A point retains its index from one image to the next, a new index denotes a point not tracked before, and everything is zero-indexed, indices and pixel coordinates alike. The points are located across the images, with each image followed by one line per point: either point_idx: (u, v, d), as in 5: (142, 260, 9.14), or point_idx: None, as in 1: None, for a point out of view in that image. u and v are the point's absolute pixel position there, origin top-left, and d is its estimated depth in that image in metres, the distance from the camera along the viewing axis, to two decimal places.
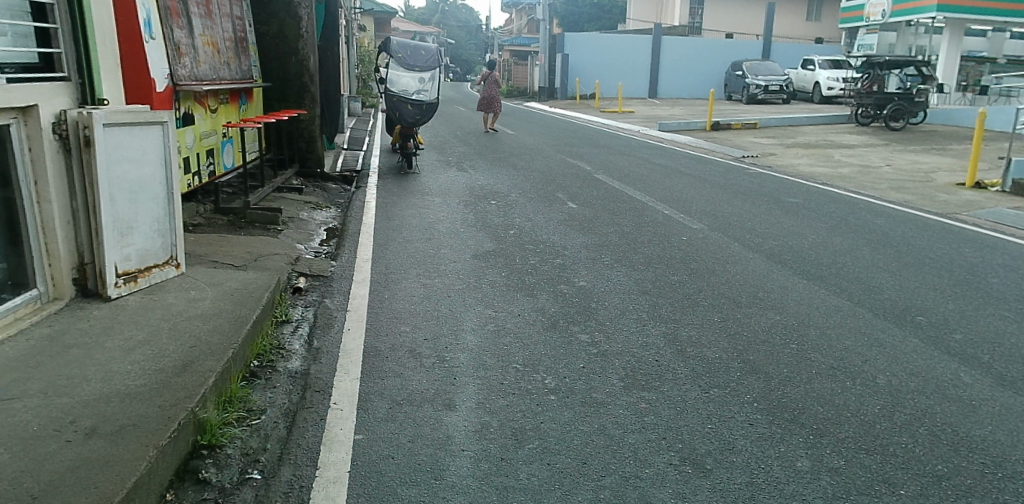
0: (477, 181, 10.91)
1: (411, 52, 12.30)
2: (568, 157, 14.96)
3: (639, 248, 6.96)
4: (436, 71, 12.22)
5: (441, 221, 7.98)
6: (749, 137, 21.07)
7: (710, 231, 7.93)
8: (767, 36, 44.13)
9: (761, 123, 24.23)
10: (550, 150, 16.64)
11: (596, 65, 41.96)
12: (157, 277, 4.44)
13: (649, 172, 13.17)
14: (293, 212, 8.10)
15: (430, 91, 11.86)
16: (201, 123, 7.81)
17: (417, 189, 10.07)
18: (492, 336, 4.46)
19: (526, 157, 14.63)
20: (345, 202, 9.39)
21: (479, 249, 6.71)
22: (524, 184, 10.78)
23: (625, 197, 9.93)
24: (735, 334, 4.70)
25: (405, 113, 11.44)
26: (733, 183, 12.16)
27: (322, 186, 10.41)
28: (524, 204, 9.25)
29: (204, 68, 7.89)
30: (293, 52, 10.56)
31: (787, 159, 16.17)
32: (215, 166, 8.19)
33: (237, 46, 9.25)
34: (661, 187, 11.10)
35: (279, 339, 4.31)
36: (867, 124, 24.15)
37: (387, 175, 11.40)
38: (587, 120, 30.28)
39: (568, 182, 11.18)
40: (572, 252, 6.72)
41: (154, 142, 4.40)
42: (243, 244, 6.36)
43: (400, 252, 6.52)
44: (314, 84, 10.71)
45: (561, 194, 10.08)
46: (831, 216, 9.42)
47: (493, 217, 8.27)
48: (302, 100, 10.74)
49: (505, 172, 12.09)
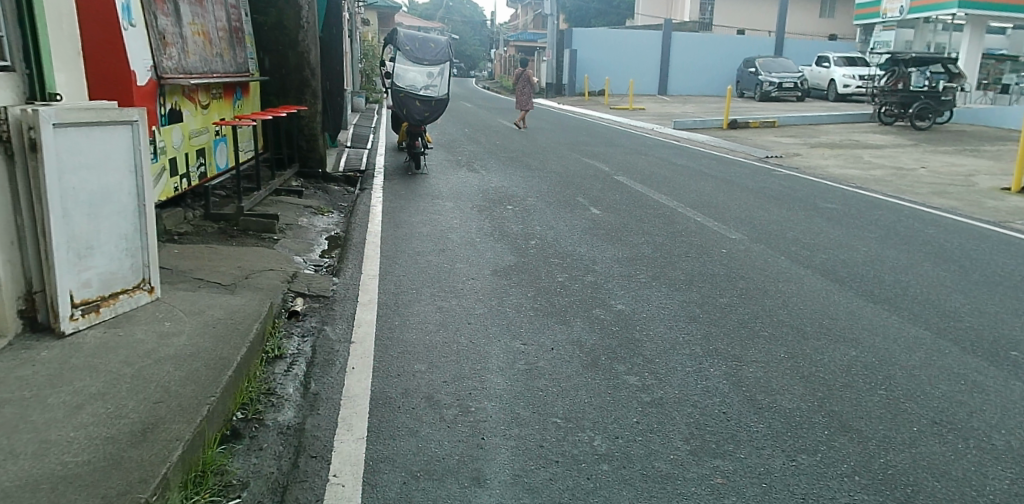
0: (491, 184, 10.20)
1: (420, 44, 11.54)
2: (584, 157, 14.22)
3: (675, 263, 6.23)
4: (446, 66, 11.44)
5: (454, 229, 7.27)
6: (769, 136, 20.28)
7: (751, 242, 7.20)
8: (779, 33, 43.24)
9: (779, 122, 23.45)
10: (564, 149, 15.90)
11: (606, 61, 41.15)
12: (125, 305, 3.74)
13: (671, 173, 12.42)
14: (292, 218, 7.40)
15: (439, 87, 11.13)
16: (190, 119, 7.12)
17: (427, 191, 9.36)
18: (524, 378, 3.74)
19: (539, 157, 13.88)
20: (349, 207, 8.67)
21: (499, 263, 6.00)
22: (541, 187, 10.05)
23: (650, 202, 9.20)
24: (807, 376, 3.99)
25: (412, 109, 10.72)
26: (761, 187, 11.41)
27: (324, 187, 9.69)
28: (542, 210, 8.53)
29: (193, 59, 7.23)
30: (294, 44, 9.91)
31: (813, 161, 15.41)
32: (205, 167, 7.51)
33: (231, 37, 8.60)
34: (686, 191, 10.37)
35: (269, 381, 3.56)
36: (891, 123, 23.46)
37: (394, 176, 10.68)
38: (597, 117, 29.52)
39: (588, 185, 10.46)
40: (603, 267, 6.01)
41: (121, 145, 3.72)
42: (231, 257, 5.65)
43: (410, 267, 5.81)
44: (316, 78, 10.10)
45: (582, 198, 9.36)
46: (876, 224, 8.67)
47: (511, 225, 7.56)
48: (302, 95, 10.10)
49: (520, 173, 11.37)
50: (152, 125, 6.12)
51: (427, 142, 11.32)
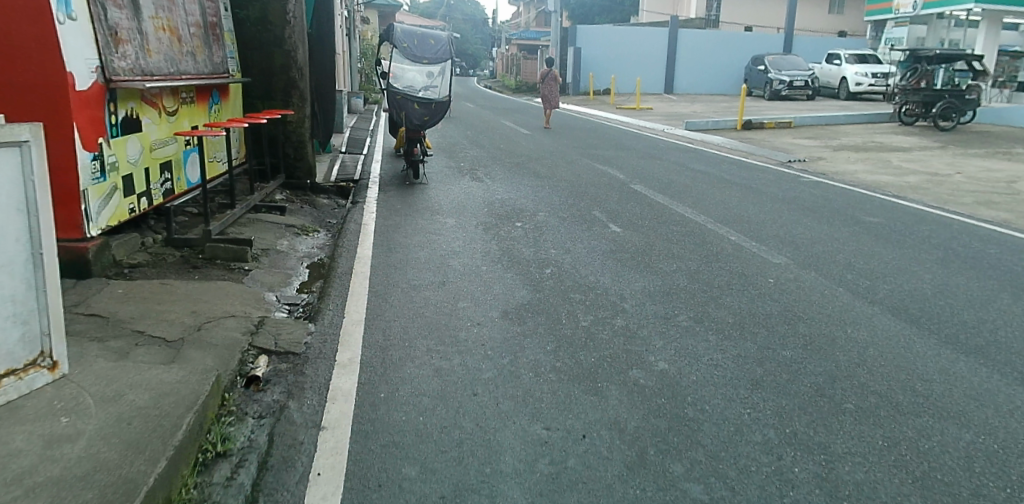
0: (497, 195, 9.22)
1: (419, 41, 10.53)
2: (596, 162, 13.24)
3: (716, 298, 5.26)
4: (448, 64, 10.44)
5: (456, 253, 6.30)
6: (787, 138, 19.27)
7: (798, 269, 6.22)
8: (788, 29, 42.15)
9: (795, 122, 22.43)
10: (573, 152, 14.90)
11: (611, 59, 40.10)
12: (11, 391, 2.81)
13: (691, 181, 11.42)
14: (270, 241, 6.41)
15: (441, 89, 10.14)
16: (152, 129, 6.11)
17: (426, 205, 8.40)
18: (549, 489, 2.78)
19: (547, 163, 12.88)
20: (338, 224, 7.70)
21: (508, 300, 5.03)
22: (552, 200, 9.06)
23: (673, 217, 8.24)
24: (923, 478, 3.01)
25: (411, 113, 9.78)
26: (791, 198, 10.40)
27: (311, 201, 8.73)
28: (555, 228, 7.55)
29: (157, 59, 6.24)
30: (279, 41, 8.95)
31: (840, 165, 14.41)
32: (172, 183, 6.51)
33: (205, 34, 7.63)
34: (712, 203, 9.39)
35: (200, 497, 2.61)
36: (910, 123, 22.27)
37: (391, 187, 9.71)
38: (604, 117, 28.52)
39: (603, 196, 9.48)
40: (634, 305, 5.03)
41: (5, 175, 2.75)
42: (188, 299, 4.67)
43: (403, 307, 4.85)
44: (304, 78, 9.13)
45: (598, 213, 8.38)
46: (932, 243, 7.68)
47: (521, 248, 6.58)
48: (289, 97, 9.13)
49: (528, 183, 10.39)
50: (99, 137, 5.11)
51: (425, 149, 10.38)
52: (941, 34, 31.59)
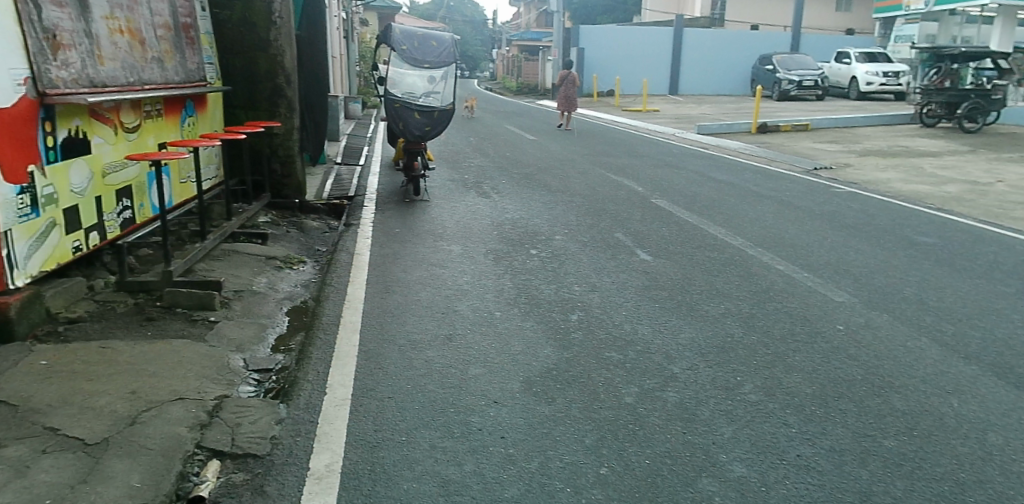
0: (507, 215, 8.28)
1: (418, 43, 9.57)
2: (610, 172, 12.29)
3: (781, 359, 4.32)
4: (451, 66, 9.49)
5: (464, 293, 5.36)
6: (807, 142, 18.30)
7: (864, 314, 5.27)
8: (796, 27, 41.13)
9: (813, 124, 21.44)
10: (583, 160, 13.94)
11: (615, 60, 39.12)
12: None
13: (715, 194, 10.47)
14: (246, 280, 5.49)
15: (444, 94, 9.21)
16: (106, 150, 5.16)
17: (429, 229, 7.46)
18: None
19: (558, 173, 11.94)
20: (327, 252, 6.77)
21: (530, 363, 4.09)
22: (568, 220, 8.13)
23: (706, 240, 7.29)
24: None
25: (410, 123, 8.88)
26: (829, 213, 9.45)
27: (300, 223, 7.81)
28: (575, 255, 6.61)
29: (111, 66, 5.30)
30: (264, 44, 8.04)
31: (870, 173, 13.44)
32: (133, 211, 5.57)
33: (176, 37, 6.72)
34: (744, 222, 8.43)
35: None
36: (932, 125, 21.24)
37: (389, 205, 8.78)
38: (610, 120, 27.56)
39: (623, 215, 8.54)
40: (685, 370, 4.08)
41: None
42: (130, 369, 3.72)
43: (401, 373, 3.91)
44: (293, 86, 8.24)
45: (622, 236, 7.44)
46: (1006, 272, 6.71)
47: (539, 284, 5.63)
48: (276, 107, 8.23)
49: (541, 198, 9.45)
50: (29, 164, 4.20)
51: (427, 162, 9.43)
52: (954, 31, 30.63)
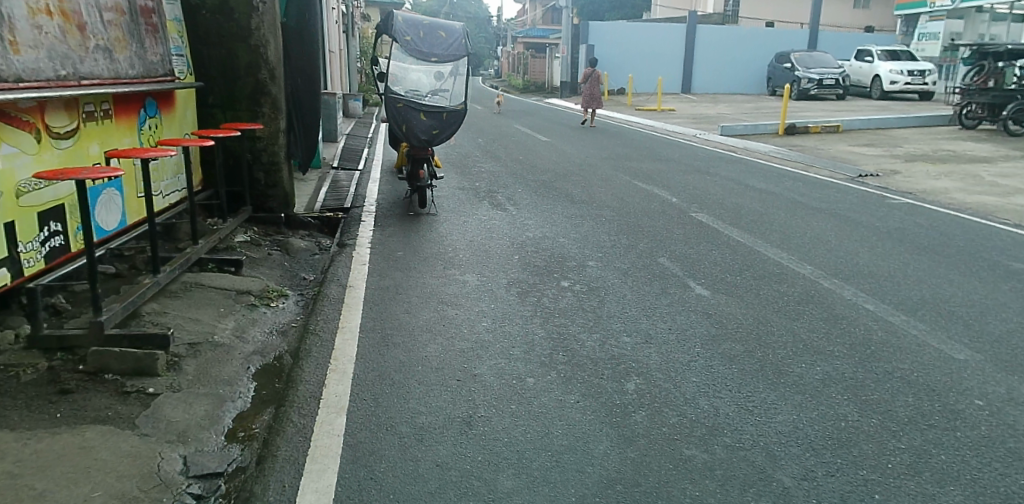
0: (529, 233, 7.10)
1: (424, 33, 8.31)
2: (637, 179, 11.10)
3: (925, 461, 3.13)
4: (463, 60, 8.27)
5: (484, 345, 4.18)
6: (841, 145, 17.05)
7: (1000, 379, 4.07)
8: (813, 25, 39.78)
9: (843, 126, 20.15)
10: (605, 165, 12.76)
11: (627, 58, 37.85)
12: None
13: (760, 207, 9.27)
14: (207, 325, 4.35)
15: (454, 93, 8.03)
16: (23, 164, 4.04)
17: (438, 252, 6.30)
18: None
19: (579, 180, 10.75)
20: (314, 282, 5.63)
21: (583, 469, 2.91)
22: (600, 239, 6.95)
23: (767, 270, 6.09)
24: None
25: (416, 125, 7.74)
26: (895, 230, 8.23)
27: (285, 243, 6.66)
28: (615, 288, 5.43)
29: (32, 57, 4.19)
30: (243, 33, 7.00)
31: (922, 181, 12.20)
32: (64, 236, 4.47)
33: (130, 23, 5.62)
34: (804, 243, 7.23)
35: None
36: (972, 127, 20.17)
37: (392, 220, 7.61)
38: (624, 120, 26.30)
39: (663, 232, 7.36)
40: (801, 482, 2.90)
41: None
42: (6, 489, 2.58)
43: (401, 491, 2.74)
44: (277, 82, 7.26)
45: (668, 261, 6.27)
46: None
47: (577, 332, 4.46)
48: (258, 106, 7.23)
49: (566, 212, 8.26)
50: None
51: (434, 169, 8.31)
52: (981, 28, 31.21)
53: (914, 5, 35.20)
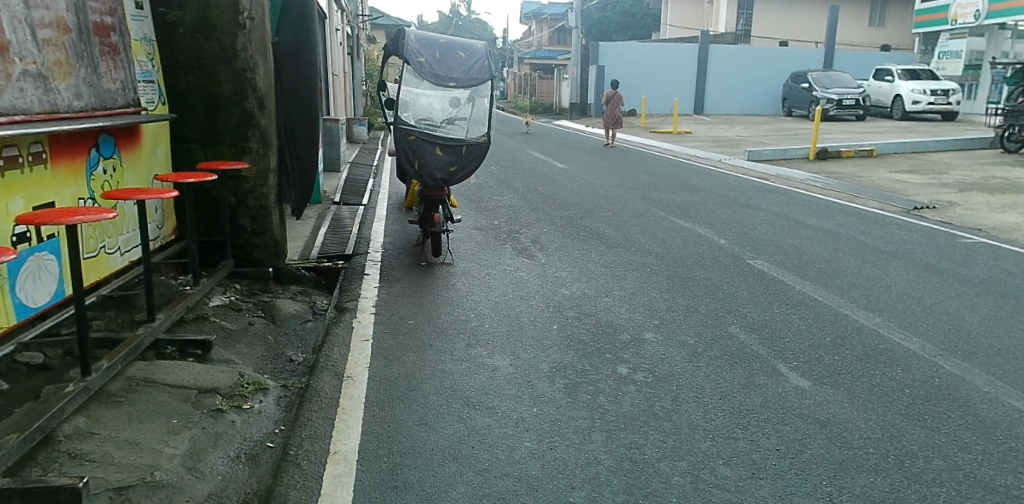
0: (564, 291, 5.93)
1: (441, 53, 7.16)
2: (673, 215, 9.92)
3: None
4: (487, 83, 7.15)
5: (532, 486, 3.00)
6: (880, 172, 15.86)
7: None
8: (829, 44, 38.73)
9: (877, 149, 18.96)
10: (633, 197, 11.60)
11: (639, 78, 36.86)
12: None
13: (820, 250, 8.07)
14: (148, 453, 3.17)
15: (475, 122, 6.88)
16: None
17: (458, 320, 5.14)
18: None
19: (608, 217, 9.58)
20: (303, 367, 4.45)
21: None
22: (650, 300, 5.75)
23: (865, 348, 4.89)
24: None
25: (429, 160, 6.61)
26: (989, 280, 7.01)
27: (273, 306, 5.49)
28: (686, 376, 4.24)
29: None
30: (226, 55, 5.93)
31: (987, 215, 10.98)
32: None
33: (80, 44, 4.51)
34: (892, 303, 6.02)
35: None
36: (1014, 151, 18.94)
37: (400, 273, 6.47)
38: (641, 142, 25.16)
39: (722, 289, 6.17)
40: None
41: None
42: None
43: None
44: (267, 112, 6.15)
45: (740, 334, 5.07)
46: None
47: (655, 458, 3.27)
48: (244, 140, 6.13)
49: (602, 259, 7.09)
50: None
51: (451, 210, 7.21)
52: (1004, 45, 30.12)
53: (934, 22, 34.01)
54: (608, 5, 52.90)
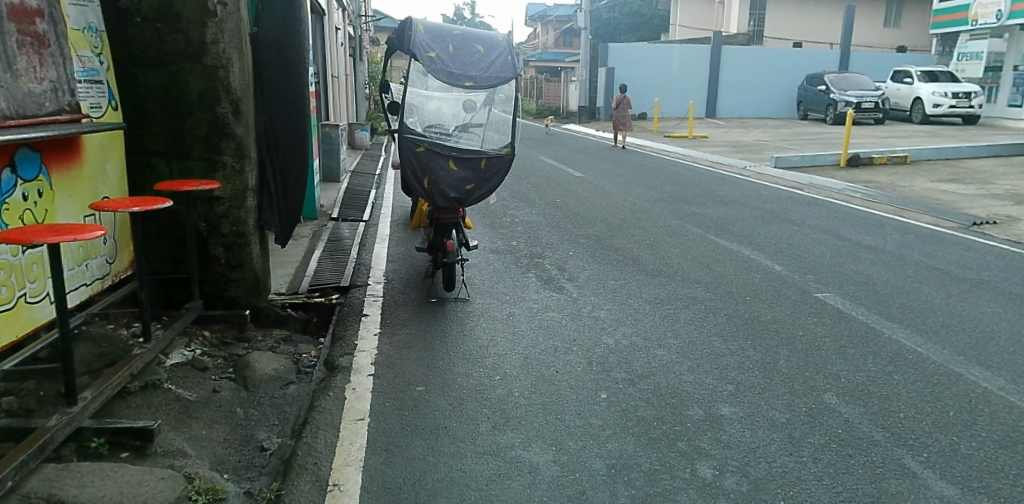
0: (605, 339, 4.82)
1: (455, 46, 5.98)
2: (710, 233, 8.80)
3: None
4: (510, 82, 5.96)
5: None
6: (923, 180, 14.68)
7: None
8: (846, 45, 37.51)
9: (912, 156, 17.77)
10: (662, 211, 10.48)
11: (650, 80, 35.71)
12: None
13: (892, 278, 6.94)
14: None
15: (495, 129, 5.80)
16: None
17: (479, 385, 4.04)
18: None
19: (639, 236, 8.46)
20: (275, 462, 3.34)
21: None
22: (712, 354, 4.64)
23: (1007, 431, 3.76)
24: None
25: (441, 176, 5.50)
26: None
27: (248, 362, 4.39)
28: (790, 482, 3.14)
29: None
30: (194, 50, 4.86)
31: None
32: None
33: None
34: (1008, 356, 4.89)
35: None
36: None
37: (407, 313, 5.37)
38: (657, 147, 24.03)
39: (798, 337, 5.06)
40: None
41: None
42: None
43: None
44: (244, 120, 5.06)
45: (841, 407, 3.96)
46: None
47: None
48: (216, 154, 5.04)
49: (644, 293, 5.97)
50: None
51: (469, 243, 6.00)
52: None
53: (954, 22, 32.74)
54: (616, 5, 51.74)
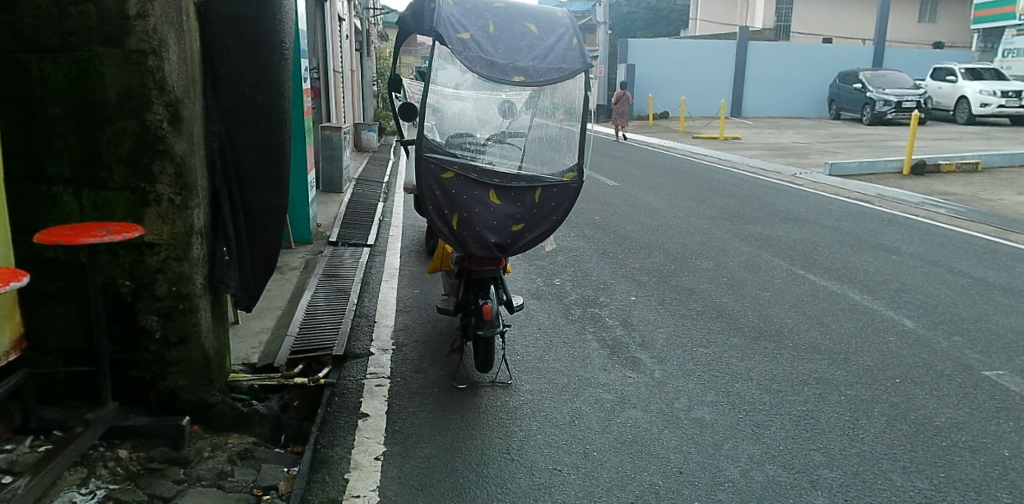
0: (723, 471, 3.15)
1: (496, 24, 4.21)
2: (795, 266, 7.07)
3: None
4: (577, 75, 4.26)
5: None
6: (1008, 192, 12.88)
7: None
8: (881, 41, 35.49)
9: (982, 163, 15.94)
10: (723, 233, 8.78)
11: (673, 77, 33.78)
12: None
13: None
14: None
15: (546, 144, 4.20)
16: None
17: None
18: None
19: (710, 271, 6.75)
20: None
21: None
22: None
23: None
24: None
25: (476, 213, 3.87)
26: None
27: None
28: None
29: None
30: (108, 25, 3.22)
31: None
32: None
33: None
34: None
35: None
36: None
37: (424, 410, 3.71)
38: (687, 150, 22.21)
39: (1008, 464, 3.37)
40: None
41: None
42: None
43: None
44: (188, 132, 3.42)
45: None
46: None
47: None
48: (146, 183, 3.39)
49: (749, 374, 4.27)
50: None
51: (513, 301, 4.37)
52: None
53: (999, 16, 30.70)
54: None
